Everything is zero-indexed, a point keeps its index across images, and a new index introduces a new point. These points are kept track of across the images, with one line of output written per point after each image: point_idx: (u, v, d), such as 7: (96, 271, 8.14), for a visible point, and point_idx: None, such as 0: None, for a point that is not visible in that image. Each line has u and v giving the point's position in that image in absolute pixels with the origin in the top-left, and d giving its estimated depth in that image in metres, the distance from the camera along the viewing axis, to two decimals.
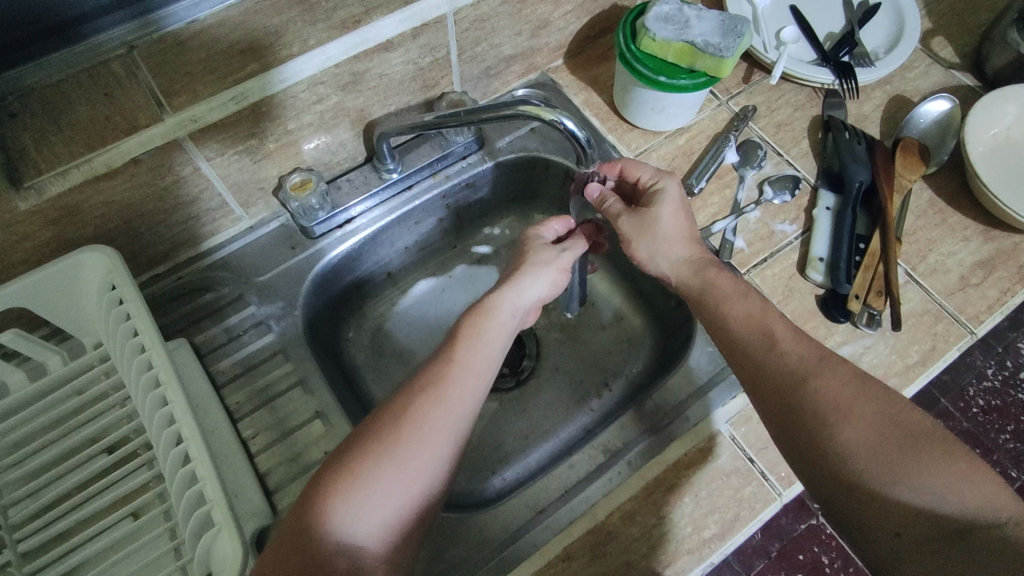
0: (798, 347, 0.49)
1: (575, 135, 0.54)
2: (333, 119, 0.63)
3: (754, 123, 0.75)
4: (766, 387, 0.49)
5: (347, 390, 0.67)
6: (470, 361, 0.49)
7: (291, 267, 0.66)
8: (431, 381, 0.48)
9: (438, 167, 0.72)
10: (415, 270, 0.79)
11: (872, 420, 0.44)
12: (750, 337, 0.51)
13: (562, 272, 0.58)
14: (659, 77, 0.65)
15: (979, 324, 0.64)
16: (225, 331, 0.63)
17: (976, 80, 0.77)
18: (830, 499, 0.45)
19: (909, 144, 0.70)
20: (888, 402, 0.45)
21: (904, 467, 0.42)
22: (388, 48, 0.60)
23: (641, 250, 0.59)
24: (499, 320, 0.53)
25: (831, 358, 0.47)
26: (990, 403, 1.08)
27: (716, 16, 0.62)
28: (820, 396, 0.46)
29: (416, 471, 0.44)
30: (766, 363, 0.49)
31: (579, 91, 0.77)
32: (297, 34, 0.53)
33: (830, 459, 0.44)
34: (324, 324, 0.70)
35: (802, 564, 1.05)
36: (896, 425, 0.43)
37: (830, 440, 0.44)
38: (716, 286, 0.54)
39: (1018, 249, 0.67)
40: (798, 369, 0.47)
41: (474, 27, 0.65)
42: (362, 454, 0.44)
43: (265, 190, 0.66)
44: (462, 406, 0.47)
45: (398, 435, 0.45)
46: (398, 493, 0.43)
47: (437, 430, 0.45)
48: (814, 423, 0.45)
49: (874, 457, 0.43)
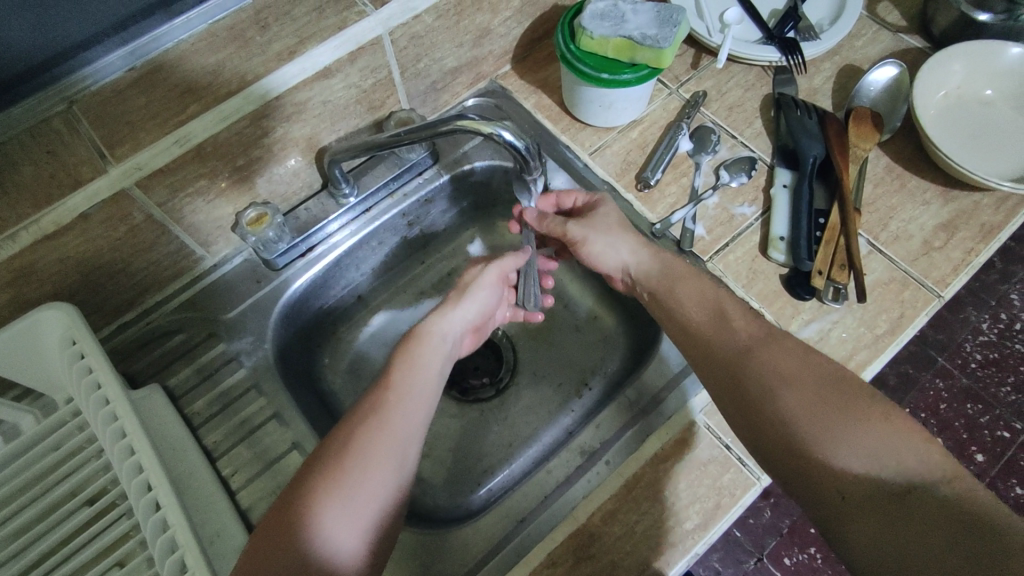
0: (746, 324, 0.50)
1: (515, 145, 0.53)
2: (283, 150, 0.64)
3: (706, 108, 0.74)
4: (715, 365, 0.50)
5: (323, 419, 0.67)
6: (422, 374, 0.53)
7: (259, 300, 0.67)
8: (379, 395, 0.50)
9: (394, 187, 0.72)
10: (386, 289, 0.79)
11: (810, 385, 0.45)
12: (702, 318, 0.53)
13: (485, 290, 0.62)
14: (602, 74, 0.64)
15: (945, 287, 0.63)
16: (197, 371, 0.63)
17: (925, 41, 0.76)
18: (779, 470, 0.45)
19: (862, 113, 0.69)
20: (826, 369, 0.46)
21: (843, 425, 0.42)
22: (327, 74, 0.60)
23: (597, 246, 0.61)
24: (432, 344, 0.56)
25: (773, 333, 0.50)
26: (987, 356, 1.22)
27: (651, 7, 0.63)
28: (762, 368, 0.47)
29: (369, 485, 0.45)
30: (716, 342, 0.51)
31: (528, 95, 0.77)
32: (236, 70, 0.55)
33: (771, 425, 0.45)
34: (297, 353, 0.71)
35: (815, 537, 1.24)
36: (834, 390, 0.44)
37: (772, 406, 0.45)
38: (672, 269, 0.58)
39: (978, 206, 0.67)
40: (742, 345, 0.49)
41: (412, 44, 0.65)
42: (319, 468, 0.45)
43: (223, 228, 0.66)
44: (412, 413, 0.49)
45: (347, 447, 0.46)
46: (338, 500, 0.44)
47: (392, 442, 0.47)
48: (758, 393, 0.46)
49: (813, 420, 0.43)
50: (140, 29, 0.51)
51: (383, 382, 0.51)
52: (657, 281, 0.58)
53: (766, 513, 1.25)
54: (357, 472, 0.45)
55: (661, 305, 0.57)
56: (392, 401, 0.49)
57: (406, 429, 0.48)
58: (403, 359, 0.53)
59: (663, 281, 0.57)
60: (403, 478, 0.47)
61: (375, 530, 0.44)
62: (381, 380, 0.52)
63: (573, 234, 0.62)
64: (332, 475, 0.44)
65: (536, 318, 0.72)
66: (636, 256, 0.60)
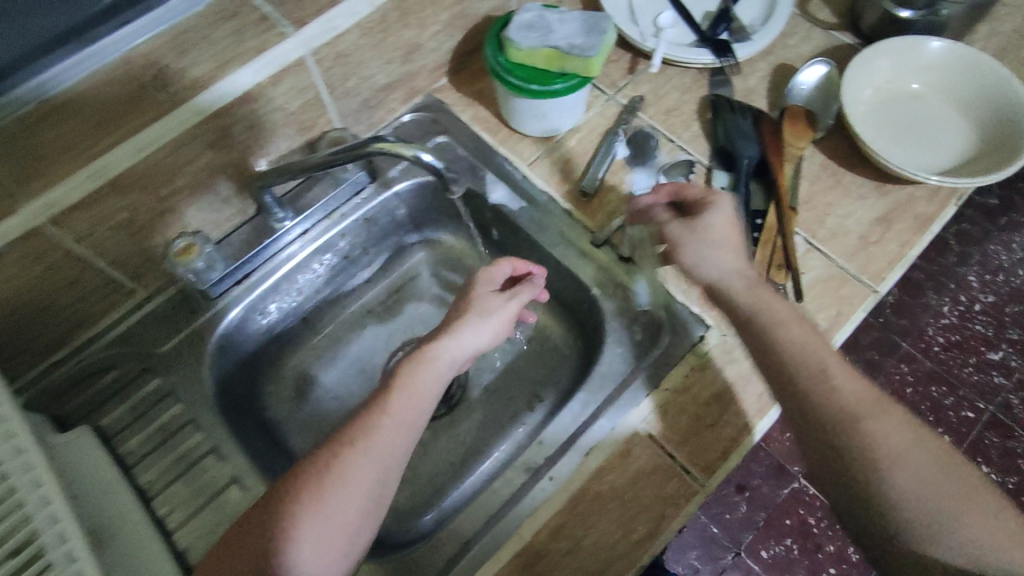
0: (854, 386, 0.50)
1: (436, 166, 0.52)
2: (209, 178, 0.62)
3: (643, 113, 0.74)
4: (814, 424, 0.50)
5: (267, 450, 0.65)
6: (414, 400, 0.51)
7: (193, 332, 0.65)
8: (368, 422, 0.49)
9: (332, 207, 0.71)
10: (335, 312, 0.78)
11: (921, 469, 0.46)
12: (804, 366, 0.51)
13: (505, 323, 0.58)
14: (531, 86, 0.64)
15: (881, 282, 0.64)
16: (132, 409, 0.62)
17: (855, 37, 0.77)
18: (867, 536, 0.48)
19: (797, 112, 0.69)
20: (936, 453, 0.47)
21: (954, 520, 0.45)
22: (249, 98, 0.59)
23: (689, 257, 0.58)
24: (436, 367, 0.53)
25: (884, 399, 0.49)
26: (950, 340, 1.27)
27: (578, 16, 0.62)
28: (872, 442, 0.47)
29: (340, 516, 0.45)
30: (814, 400, 0.50)
31: (466, 108, 0.76)
32: (154, 96, 0.53)
33: (874, 501, 0.47)
34: (239, 384, 0.70)
35: (791, 528, 1.25)
36: (945, 478, 0.46)
37: (878, 484, 0.46)
38: (770, 304, 0.54)
39: (912, 199, 0.67)
40: (852, 407, 0.49)
41: (338, 64, 0.64)
42: (296, 498, 0.45)
43: (153, 260, 0.64)
44: (398, 443, 0.48)
45: (327, 478, 0.45)
46: (311, 531, 0.44)
47: (373, 474, 0.47)
48: (860, 465, 0.47)
49: (920, 504, 0.45)
50: (58, 54, 0.50)
51: (379, 406, 0.50)
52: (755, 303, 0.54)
53: (742, 507, 1.26)
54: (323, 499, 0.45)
55: (756, 338, 0.54)
56: (383, 432, 0.48)
57: (387, 460, 0.47)
58: (400, 381, 0.51)
59: (754, 312, 0.54)
60: (377, 506, 0.47)
61: (343, 557, 0.45)
62: (377, 404, 0.50)
63: (671, 236, 0.59)
64: (310, 506, 0.44)
65: (530, 317, 0.72)
66: (729, 277, 0.56)
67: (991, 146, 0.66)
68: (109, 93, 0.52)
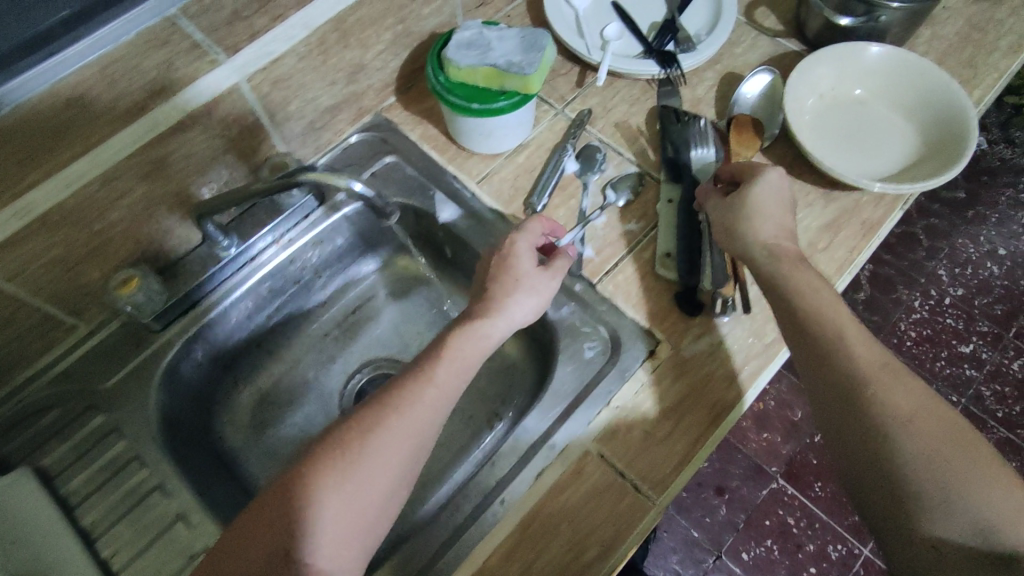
0: (868, 353, 0.51)
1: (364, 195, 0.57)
2: (148, 209, 0.61)
3: (592, 126, 0.74)
4: (828, 388, 0.51)
5: (219, 481, 0.64)
6: (452, 371, 0.51)
7: (138, 365, 0.64)
8: (405, 390, 0.49)
9: (280, 232, 0.70)
10: (291, 336, 0.77)
11: (932, 434, 0.47)
12: (823, 333, 0.52)
13: (546, 298, 0.57)
14: (472, 104, 0.63)
15: (831, 289, 0.63)
16: (74, 448, 0.61)
17: (802, 44, 0.77)
18: (873, 501, 0.49)
19: (742, 121, 0.70)
20: (945, 419, 0.48)
21: (961, 486, 0.46)
22: (184, 127, 0.58)
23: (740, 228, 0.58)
24: (475, 338, 0.53)
25: (895, 365, 0.50)
26: (921, 334, 1.33)
27: (515, 33, 0.62)
28: (882, 408, 0.48)
29: (376, 477, 0.45)
30: (830, 364, 0.51)
31: (414, 126, 0.76)
32: (83, 128, 0.52)
33: (883, 466, 0.48)
34: (191, 416, 0.68)
35: (771, 528, 1.25)
36: (954, 446, 0.47)
37: (888, 448, 0.48)
38: (796, 275, 0.55)
39: (859, 205, 0.67)
40: (862, 371, 0.50)
41: (277, 88, 0.63)
42: (334, 458, 0.45)
43: (94, 294, 0.63)
44: (435, 413, 0.49)
45: (366, 441, 0.46)
46: (348, 490, 0.44)
47: (410, 440, 0.47)
48: (871, 430, 0.49)
49: (928, 471, 0.47)
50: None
51: (419, 375, 0.50)
52: (771, 280, 0.56)
53: (721, 510, 1.26)
54: (373, 452, 0.46)
55: (782, 305, 0.55)
56: (420, 400, 0.49)
57: (422, 429, 0.48)
58: (440, 351, 0.52)
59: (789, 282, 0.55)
60: (408, 471, 0.47)
61: (374, 518, 0.45)
62: (417, 372, 0.50)
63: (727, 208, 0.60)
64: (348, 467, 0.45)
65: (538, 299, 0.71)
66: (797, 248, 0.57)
67: (934, 148, 0.66)
68: (31, 131, 0.49)
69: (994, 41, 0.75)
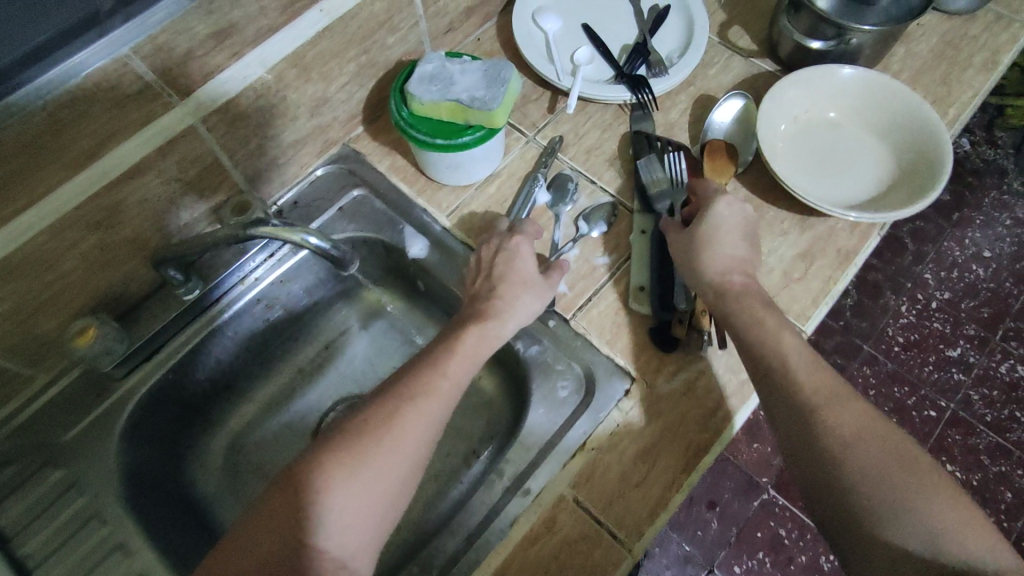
0: (816, 375, 0.50)
1: (321, 248, 0.56)
2: (104, 256, 0.59)
3: (564, 154, 0.73)
4: (781, 410, 0.51)
5: (186, 531, 0.63)
6: (465, 360, 0.51)
7: (100, 416, 0.62)
8: (417, 379, 0.49)
9: (244, 272, 0.70)
10: (262, 376, 0.75)
11: (876, 452, 0.47)
12: (771, 359, 0.52)
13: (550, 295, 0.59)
14: (437, 139, 0.62)
15: (807, 320, 0.62)
16: (32, 506, 0.59)
17: (776, 64, 0.76)
18: (829, 525, 0.48)
19: (717, 146, 0.68)
20: (892, 438, 0.47)
21: (913, 501, 0.45)
22: (137, 173, 0.56)
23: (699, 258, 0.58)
24: (489, 329, 0.53)
25: (838, 387, 0.50)
26: (909, 338, 1.32)
27: (478, 66, 0.61)
28: (831, 430, 0.48)
29: (391, 463, 0.45)
30: (782, 387, 0.50)
31: (383, 157, 0.74)
32: (27, 180, 0.49)
33: (835, 490, 0.47)
34: (158, 465, 0.66)
35: (763, 541, 1.24)
36: (900, 464, 0.46)
37: (835, 471, 0.47)
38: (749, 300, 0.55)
39: (834, 232, 0.66)
40: (808, 397, 0.49)
41: (234, 127, 0.62)
42: (349, 443, 0.45)
43: (50, 344, 0.60)
44: (448, 401, 0.49)
45: (379, 428, 0.46)
46: (364, 474, 0.44)
47: (423, 426, 0.47)
48: (821, 451, 0.48)
49: (877, 491, 0.46)
50: None
51: (433, 364, 0.50)
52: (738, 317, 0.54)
53: (713, 524, 1.25)
54: (391, 441, 0.46)
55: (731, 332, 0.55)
56: (433, 389, 0.49)
57: (435, 417, 0.48)
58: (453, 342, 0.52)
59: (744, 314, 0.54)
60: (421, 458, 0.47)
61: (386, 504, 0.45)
62: (431, 361, 0.51)
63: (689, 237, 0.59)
64: (363, 451, 0.45)
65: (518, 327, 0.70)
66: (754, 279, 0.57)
67: (909, 172, 0.65)
68: None
69: (967, 58, 0.74)
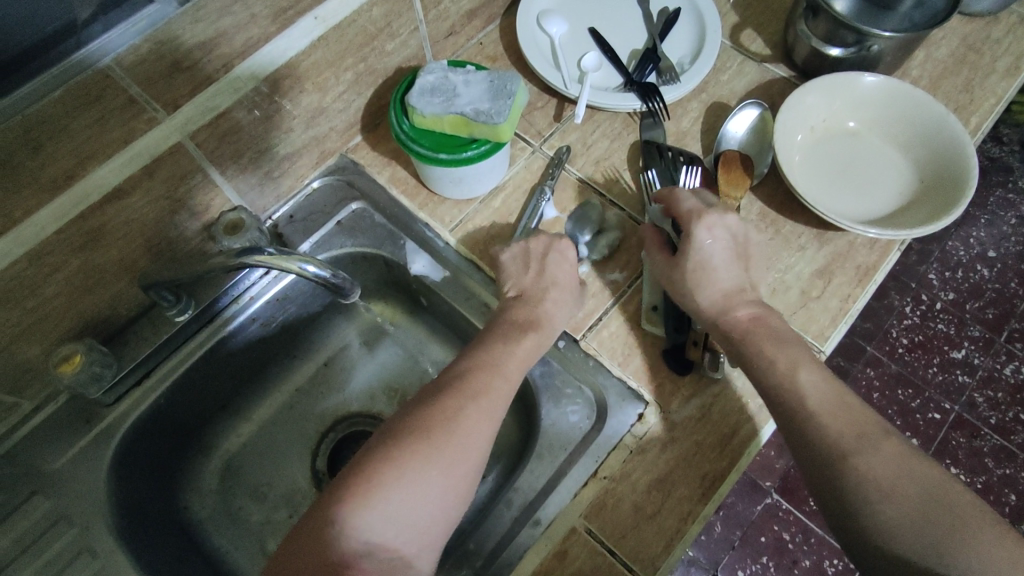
0: (838, 418, 0.49)
1: (320, 276, 0.53)
2: (90, 280, 0.56)
3: (571, 165, 0.70)
4: (808, 457, 0.49)
5: (181, 563, 0.60)
6: (508, 363, 0.52)
7: (90, 444, 0.59)
8: (463, 379, 0.50)
9: (238, 290, 0.66)
10: (257, 396, 0.73)
11: (912, 499, 0.45)
12: (794, 402, 0.50)
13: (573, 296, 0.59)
14: (439, 154, 0.59)
15: (826, 340, 0.60)
16: (17, 542, 0.55)
17: (791, 70, 0.73)
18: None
19: (731, 158, 0.65)
20: (929, 478, 0.46)
21: (964, 545, 0.43)
22: (121, 193, 0.54)
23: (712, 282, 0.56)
24: (534, 335, 0.55)
25: (868, 430, 0.48)
26: (913, 340, 1.30)
27: (483, 78, 0.58)
28: (862, 475, 0.46)
29: (442, 456, 0.45)
30: (805, 432, 0.49)
31: (383, 167, 0.71)
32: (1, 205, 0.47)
33: (875, 539, 0.45)
34: (150, 491, 0.63)
35: (767, 545, 1.22)
36: (940, 508, 0.44)
37: (871, 518, 0.45)
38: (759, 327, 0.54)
39: (853, 247, 0.64)
40: (833, 441, 0.48)
41: (225, 142, 0.59)
42: (399, 436, 0.46)
43: (33, 370, 0.57)
44: (495, 401, 0.50)
45: (427, 424, 0.46)
46: (415, 465, 0.44)
47: (472, 422, 0.47)
48: (855, 498, 0.46)
49: (920, 538, 0.43)
50: None
51: (475, 365, 0.52)
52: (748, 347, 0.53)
53: (717, 527, 1.23)
54: (454, 440, 0.46)
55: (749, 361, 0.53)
56: (479, 389, 0.50)
57: (483, 415, 0.48)
58: (495, 347, 0.53)
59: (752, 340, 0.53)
60: (473, 456, 0.47)
61: (438, 499, 0.44)
62: (473, 363, 0.52)
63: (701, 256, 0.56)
64: (413, 442, 0.45)
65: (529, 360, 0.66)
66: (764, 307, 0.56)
67: (931, 185, 0.63)
68: None
69: (989, 64, 0.72)
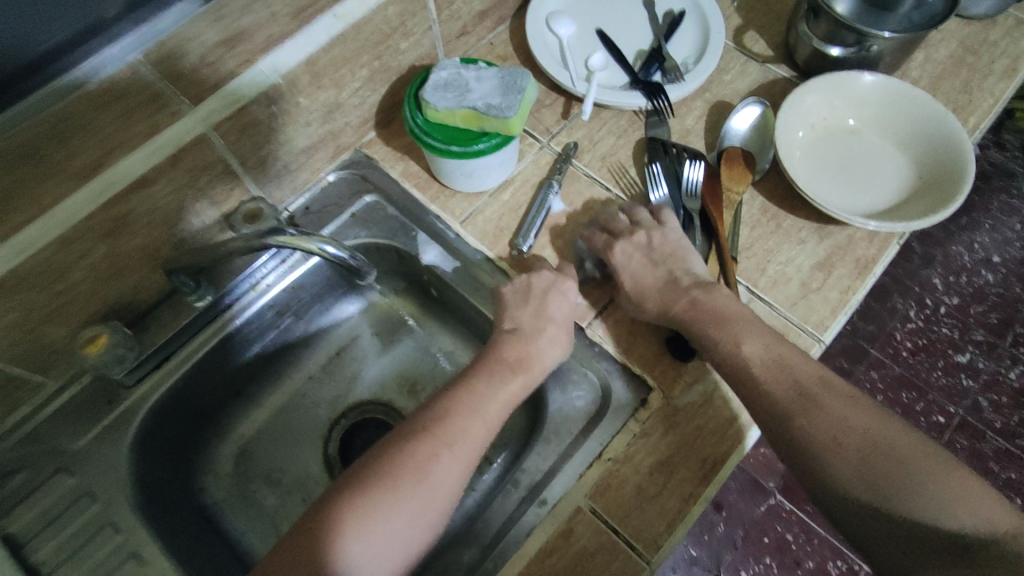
0: (783, 387, 0.53)
1: (340, 257, 0.55)
2: (115, 265, 0.59)
3: (578, 160, 0.72)
4: (765, 423, 0.53)
5: (199, 542, 0.62)
6: (488, 403, 0.55)
7: (112, 424, 0.61)
8: (443, 419, 0.53)
9: (255, 279, 0.68)
10: (270, 383, 0.75)
11: (856, 448, 0.49)
12: (766, 381, 0.53)
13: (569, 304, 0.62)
14: (452, 147, 0.61)
15: (826, 330, 0.62)
16: (42, 516, 0.57)
17: (792, 70, 0.75)
18: (838, 518, 0.50)
19: (734, 154, 0.67)
20: (870, 427, 0.50)
21: (904, 480, 0.48)
22: (147, 182, 0.56)
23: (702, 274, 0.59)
24: (523, 374, 0.57)
25: (811, 392, 0.52)
26: (917, 343, 1.31)
27: (495, 73, 0.60)
28: (809, 435, 0.50)
29: (409, 503, 0.48)
30: (755, 402, 0.54)
31: (396, 162, 0.73)
32: (34, 192, 0.49)
33: (828, 488, 0.50)
34: (165, 477, 0.65)
35: (770, 544, 1.22)
36: (882, 453, 0.49)
37: (822, 471, 0.50)
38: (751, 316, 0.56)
39: (853, 241, 0.66)
40: (782, 409, 0.52)
41: (246, 135, 0.61)
42: (372, 480, 0.48)
43: (60, 351, 0.60)
44: (469, 445, 0.52)
45: (401, 468, 0.49)
46: (384, 510, 0.47)
47: (441, 470, 0.50)
48: (808, 454, 0.50)
49: (864, 483, 0.48)
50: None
51: (457, 401, 0.54)
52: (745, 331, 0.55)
53: (720, 526, 1.23)
54: (425, 489, 0.49)
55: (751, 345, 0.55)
56: (455, 431, 0.52)
57: (456, 460, 0.51)
58: (478, 384, 0.56)
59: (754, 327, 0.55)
60: (440, 503, 0.50)
61: (401, 544, 0.47)
62: (453, 398, 0.54)
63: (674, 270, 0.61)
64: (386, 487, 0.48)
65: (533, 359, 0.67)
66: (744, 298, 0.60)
67: (928, 181, 0.65)
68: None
69: (987, 66, 0.74)
